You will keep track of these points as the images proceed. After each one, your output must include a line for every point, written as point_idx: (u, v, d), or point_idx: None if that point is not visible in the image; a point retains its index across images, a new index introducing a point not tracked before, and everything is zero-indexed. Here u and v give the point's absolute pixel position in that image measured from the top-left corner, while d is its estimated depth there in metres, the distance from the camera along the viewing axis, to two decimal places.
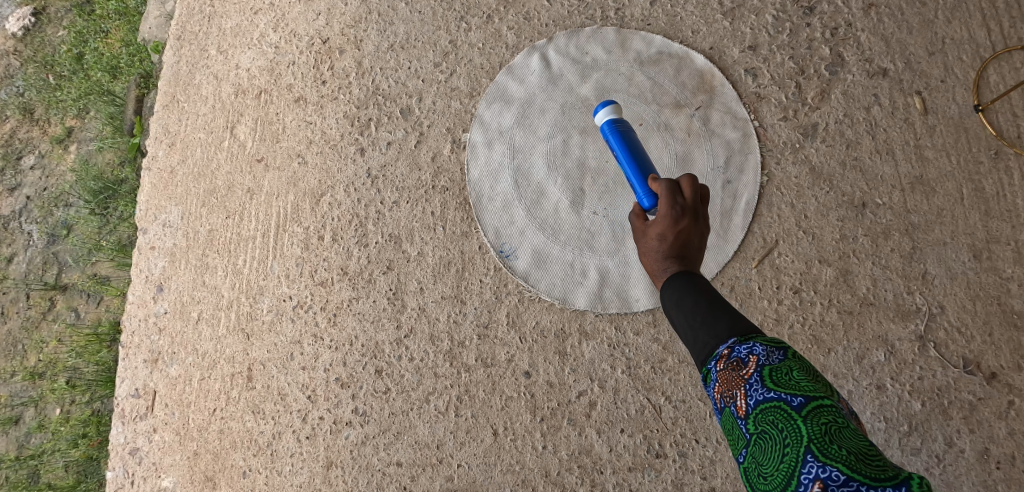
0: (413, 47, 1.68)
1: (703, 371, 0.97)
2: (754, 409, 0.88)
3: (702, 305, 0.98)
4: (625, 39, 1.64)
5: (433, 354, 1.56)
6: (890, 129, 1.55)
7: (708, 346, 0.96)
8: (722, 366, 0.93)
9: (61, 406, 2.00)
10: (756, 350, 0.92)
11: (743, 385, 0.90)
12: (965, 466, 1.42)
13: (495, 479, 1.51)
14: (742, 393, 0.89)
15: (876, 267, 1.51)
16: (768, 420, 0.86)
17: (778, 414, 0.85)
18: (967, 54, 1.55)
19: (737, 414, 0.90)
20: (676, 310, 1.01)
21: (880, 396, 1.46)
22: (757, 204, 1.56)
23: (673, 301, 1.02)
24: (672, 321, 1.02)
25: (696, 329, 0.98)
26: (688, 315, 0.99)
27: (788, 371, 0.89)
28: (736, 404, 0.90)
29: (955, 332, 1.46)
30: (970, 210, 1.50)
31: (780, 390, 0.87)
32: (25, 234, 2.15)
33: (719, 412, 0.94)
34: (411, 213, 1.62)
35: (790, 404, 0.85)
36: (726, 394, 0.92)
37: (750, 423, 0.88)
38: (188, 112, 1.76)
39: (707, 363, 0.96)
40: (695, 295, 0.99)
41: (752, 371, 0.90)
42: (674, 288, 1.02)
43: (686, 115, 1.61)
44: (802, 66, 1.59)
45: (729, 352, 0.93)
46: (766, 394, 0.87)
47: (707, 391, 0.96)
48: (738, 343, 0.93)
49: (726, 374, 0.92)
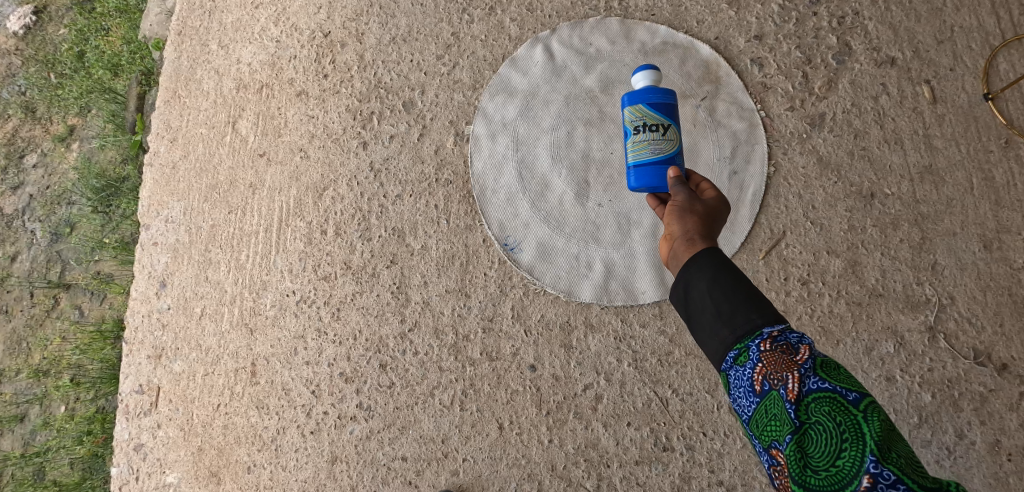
0: (415, 40, 1.67)
1: (738, 348, 0.94)
2: (808, 397, 0.87)
3: (743, 283, 0.96)
4: (629, 30, 1.62)
5: (437, 348, 1.55)
6: (899, 118, 1.53)
7: (752, 323, 0.94)
8: (770, 348, 0.91)
9: (66, 403, 1.99)
10: (804, 339, 0.92)
11: (796, 369, 0.88)
12: (976, 458, 1.40)
13: (501, 473, 1.49)
14: (795, 377, 0.88)
15: (884, 257, 1.49)
16: (822, 411, 0.86)
17: (833, 405, 0.86)
18: (976, 42, 1.53)
19: (786, 398, 0.88)
20: (709, 285, 0.98)
21: (890, 388, 1.44)
22: (764, 195, 1.54)
23: (708, 275, 0.98)
24: (699, 294, 0.99)
25: (736, 305, 0.95)
26: (724, 288, 0.97)
27: (834, 366, 0.91)
28: (786, 386, 0.88)
29: (965, 323, 1.45)
30: (980, 200, 1.48)
31: (834, 383, 0.87)
32: (28, 232, 2.15)
33: (754, 392, 0.91)
34: (414, 206, 1.61)
35: (846, 397, 0.86)
36: (773, 376, 0.89)
37: (800, 409, 0.87)
38: (189, 108, 1.75)
39: (747, 340, 0.93)
40: (733, 273, 0.97)
41: (805, 357, 0.89)
42: (709, 262, 0.99)
43: (691, 105, 1.59)
44: (809, 56, 1.57)
45: (778, 335, 0.92)
46: (820, 384, 0.87)
47: (739, 372, 0.93)
48: (786, 329, 0.93)
49: (775, 357, 0.90)
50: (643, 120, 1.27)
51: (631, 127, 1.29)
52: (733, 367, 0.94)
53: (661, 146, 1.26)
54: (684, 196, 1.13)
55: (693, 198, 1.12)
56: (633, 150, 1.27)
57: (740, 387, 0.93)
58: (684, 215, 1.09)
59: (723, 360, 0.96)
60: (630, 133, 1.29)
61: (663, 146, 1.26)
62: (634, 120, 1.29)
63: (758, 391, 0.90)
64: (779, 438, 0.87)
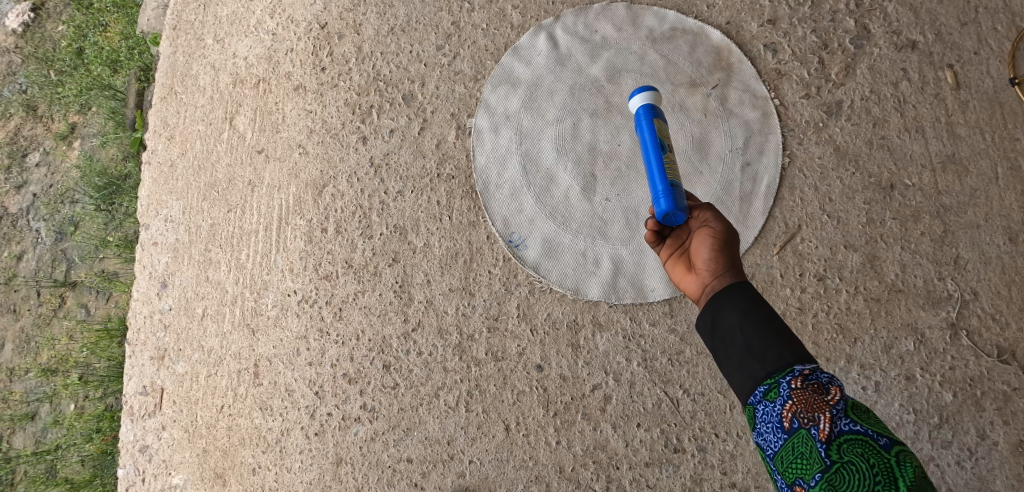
0: (415, 30, 1.61)
1: (768, 383, 0.91)
2: (840, 438, 0.83)
3: (775, 320, 0.94)
4: (636, 16, 1.57)
5: (442, 348, 1.52)
6: (921, 105, 1.46)
7: (782, 360, 0.92)
8: (801, 386, 0.88)
9: (76, 401, 1.97)
10: (834, 380, 0.90)
11: (829, 409, 0.85)
12: (999, 459, 1.36)
13: (509, 475, 1.46)
14: (827, 417, 0.85)
15: (905, 251, 1.43)
16: (854, 452, 0.82)
17: (865, 447, 0.82)
18: (1002, 24, 1.46)
19: (817, 438, 0.84)
20: (741, 319, 0.95)
21: (910, 388, 1.39)
22: (778, 187, 1.48)
23: (740, 306, 0.96)
24: (728, 325, 0.96)
25: (767, 341, 0.93)
26: (756, 321, 0.94)
27: (863, 410, 0.88)
28: (818, 426, 0.84)
29: (989, 319, 1.39)
30: (1005, 190, 1.42)
31: (866, 426, 0.84)
32: (33, 231, 2.12)
33: (782, 429, 0.87)
34: (415, 202, 1.57)
35: (879, 442, 0.83)
36: (804, 414, 0.86)
37: (832, 449, 0.83)
38: (187, 104, 1.71)
39: (777, 376, 0.91)
40: (766, 307, 0.95)
41: (837, 398, 0.86)
42: (742, 296, 0.97)
43: (701, 94, 1.52)
44: (825, 40, 1.50)
45: (809, 373, 0.89)
46: (852, 425, 0.84)
47: (768, 407, 0.90)
48: (817, 369, 0.90)
49: (807, 395, 0.87)
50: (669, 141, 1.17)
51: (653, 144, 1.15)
52: (762, 403, 0.91)
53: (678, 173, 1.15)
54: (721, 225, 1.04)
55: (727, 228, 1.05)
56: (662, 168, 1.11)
57: (765, 422, 0.90)
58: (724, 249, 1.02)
59: (752, 393, 0.93)
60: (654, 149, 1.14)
61: None
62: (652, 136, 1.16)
63: (786, 428, 0.87)
64: (807, 476, 0.84)
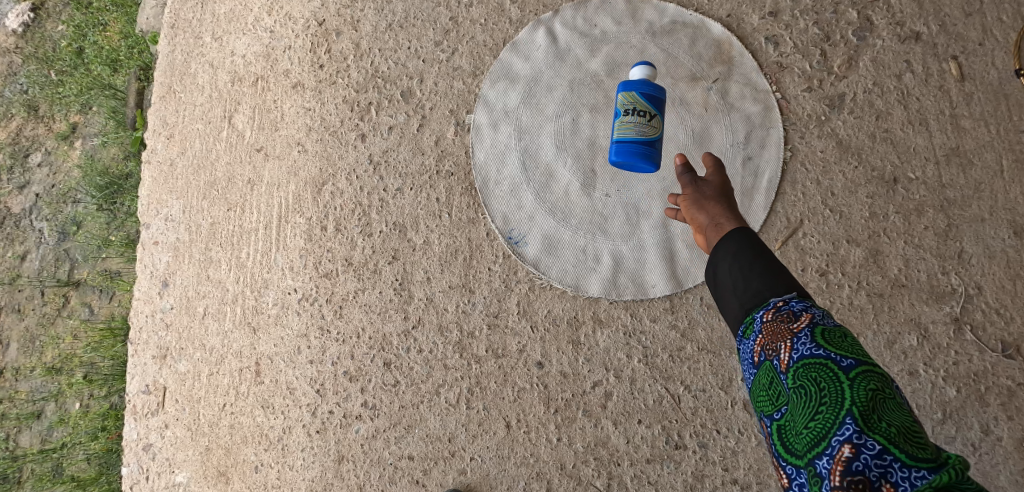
0: (413, 27, 1.60)
1: (746, 320, 0.95)
2: (798, 364, 0.84)
3: (763, 259, 0.97)
4: (636, 9, 1.55)
5: (442, 345, 1.51)
6: (924, 98, 1.44)
7: (760, 296, 0.95)
8: (771, 318, 0.91)
9: (81, 400, 1.98)
10: (810, 310, 0.89)
11: (790, 338, 0.87)
12: (1002, 455, 1.35)
13: (509, 472, 1.46)
14: (787, 346, 0.86)
15: (908, 246, 1.42)
16: (810, 376, 0.82)
17: (822, 371, 0.82)
18: (1007, 14, 1.44)
19: (779, 368, 0.87)
20: (732, 258, 1.00)
21: (912, 383, 1.38)
22: (780, 182, 1.47)
23: (731, 250, 1.00)
24: (722, 271, 1.01)
25: (750, 278, 0.97)
26: (744, 262, 0.98)
27: (840, 335, 0.86)
28: (778, 356, 0.87)
29: (993, 314, 1.38)
30: (1010, 183, 1.41)
31: (828, 349, 0.83)
32: (36, 231, 2.12)
33: (755, 364, 0.91)
34: (414, 200, 1.56)
35: (839, 364, 0.81)
36: (768, 346, 0.89)
37: (790, 377, 0.85)
38: (185, 103, 1.70)
39: (754, 312, 0.94)
40: (756, 248, 0.99)
41: (802, 326, 0.87)
42: (732, 237, 1.02)
43: (702, 88, 1.51)
44: (828, 32, 1.48)
45: (781, 305, 0.91)
46: (812, 350, 0.84)
47: (745, 345, 0.94)
48: (793, 300, 0.92)
49: (774, 326, 0.89)
50: (635, 105, 1.28)
51: (622, 110, 1.29)
52: (742, 341, 0.95)
53: (646, 130, 1.26)
54: (691, 185, 1.14)
55: (697, 184, 1.14)
56: (619, 129, 1.28)
57: (746, 359, 0.94)
58: (701, 205, 1.11)
59: (738, 334, 0.97)
60: (620, 114, 1.29)
61: (648, 130, 1.27)
62: (626, 105, 1.29)
63: (756, 363, 0.91)
64: (771, 409, 0.86)
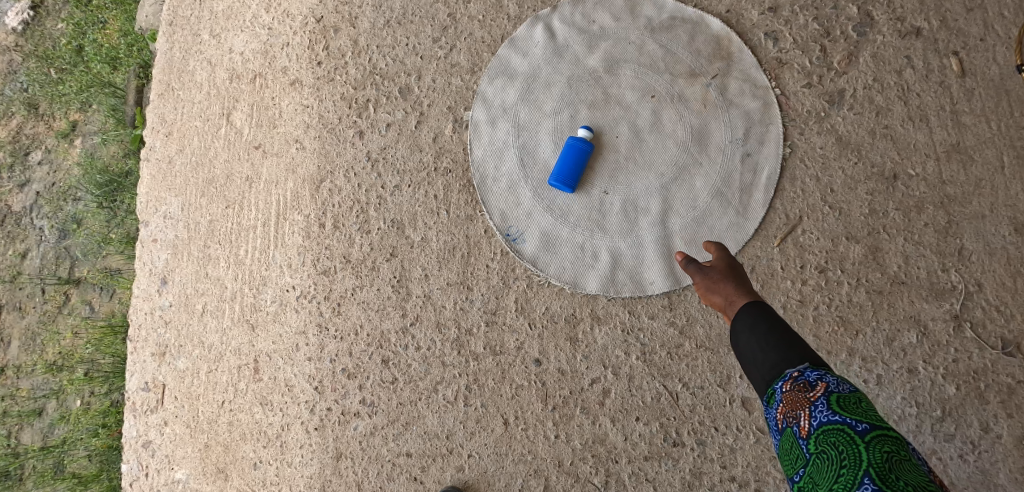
0: (410, 23, 1.60)
1: (768, 391, 0.96)
2: (817, 431, 0.86)
3: (777, 330, 0.98)
4: (635, 5, 1.54)
5: (440, 343, 1.51)
6: (925, 94, 1.44)
7: (777, 368, 0.96)
8: (790, 388, 0.92)
9: (82, 397, 1.99)
10: (826, 376, 0.91)
11: (808, 405, 0.89)
12: (1002, 452, 1.34)
13: (507, 469, 1.46)
14: (806, 413, 0.89)
15: (908, 243, 1.41)
16: (830, 442, 0.84)
17: (840, 436, 0.84)
18: (1009, 9, 1.43)
19: (800, 435, 0.89)
20: (748, 330, 1.00)
21: (912, 380, 1.38)
22: (779, 178, 1.46)
23: (746, 323, 1.01)
24: (742, 345, 1.01)
25: (767, 350, 0.97)
26: (760, 335, 0.99)
27: (856, 400, 0.88)
28: (799, 423, 0.89)
29: (993, 311, 1.37)
30: (1012, 179, 1.40)
31: (845, 415, 0.85)
32: (37, 230, 2.13)
33: (779, 429, 0.93)
34: (412, 197, 1.56)
35: (855, 428, 0.83)
36: (789, 415, 0.91)
37: (811, 442, 0.87)
38: (183, 101, 1.70)
39: (774, 383, 0.95)
40: (770, 320, 0.99)
41: (819, 394, 0.89)
42: (746, 313, 1.02)
43: (701, 84, 1.50)
44: (827, 28, 1.47)
45: (798, 374, 0.93)
46: (830, 417, 0.86)
47: (769, 413, 0.96)
48: (809, 369, 0.93)
49: (793, 396, 0.91)
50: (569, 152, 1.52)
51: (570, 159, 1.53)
52: (765, 409, 0.96)
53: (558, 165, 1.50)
54: (697, 269, 1.14)
55: (702, 267, 1.14)
56: None
57: (770, 424, 0.96)
58: (713, 288, 1.11)
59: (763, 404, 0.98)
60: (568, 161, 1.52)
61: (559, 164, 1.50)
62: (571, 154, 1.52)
63: (780, 429, 0.93)
64: (795, 472, 0.89)
